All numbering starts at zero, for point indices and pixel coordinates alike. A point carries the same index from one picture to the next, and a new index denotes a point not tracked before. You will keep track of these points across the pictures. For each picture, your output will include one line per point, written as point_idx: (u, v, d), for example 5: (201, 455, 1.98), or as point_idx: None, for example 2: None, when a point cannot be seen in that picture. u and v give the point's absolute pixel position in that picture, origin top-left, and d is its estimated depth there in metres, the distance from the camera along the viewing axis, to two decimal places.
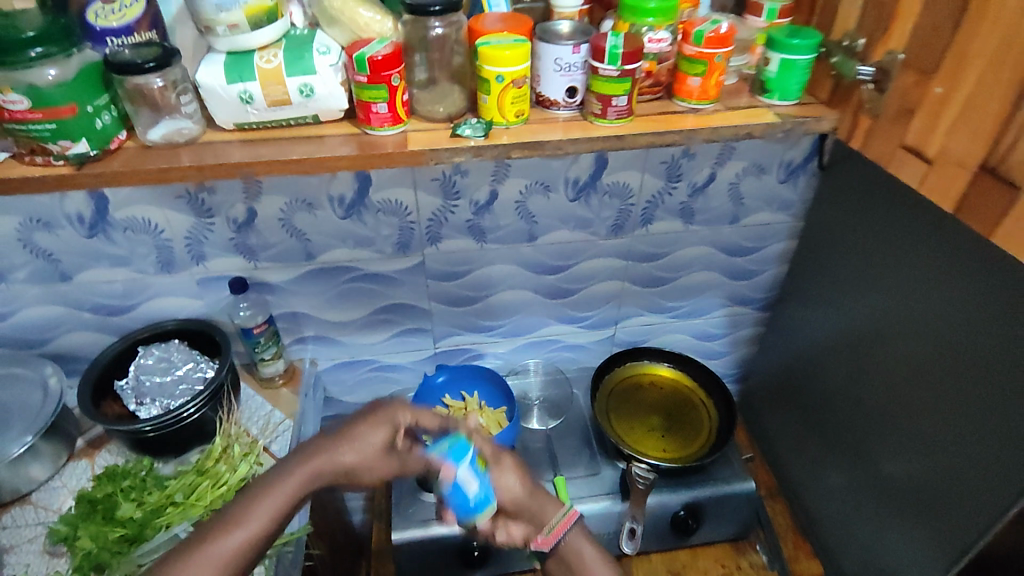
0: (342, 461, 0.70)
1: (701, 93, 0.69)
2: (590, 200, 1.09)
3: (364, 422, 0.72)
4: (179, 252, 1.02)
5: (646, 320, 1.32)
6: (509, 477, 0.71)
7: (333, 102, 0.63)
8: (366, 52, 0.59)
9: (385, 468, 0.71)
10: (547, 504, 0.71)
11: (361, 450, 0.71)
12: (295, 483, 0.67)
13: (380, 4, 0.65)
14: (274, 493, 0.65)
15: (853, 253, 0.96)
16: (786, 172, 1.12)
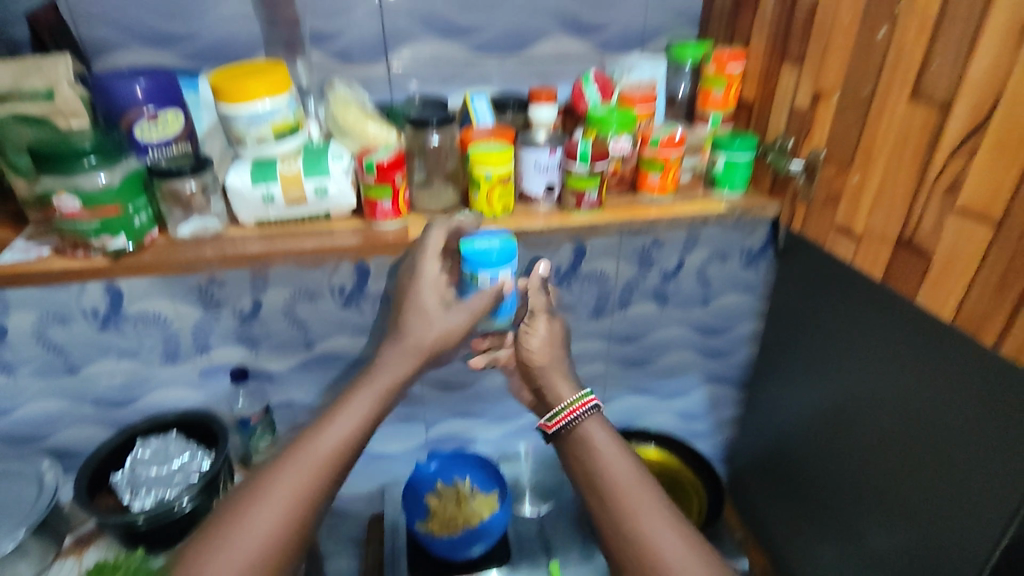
0: (414, 332, 0.69)
1: (660, 187, 0.81)
2: (571, 286, 1.18)
3: (420, 261, 0.70)
4: (185, 343, 1.07)
5: (630, 401, 1.37)
6: (539, 328, 0.81)
7: (344, 199, 0.73)
8: (375, 158, 0.69)
9: (462, 322, 0.69)
10: (560, 386, 0.78)
11: (420, 298, 0.70)
12: (357, 414, 0.64)
13: (385, 121, 0.76)
14: (373, 383, 0.66)
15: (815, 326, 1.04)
16: (748, 258, 1.23)
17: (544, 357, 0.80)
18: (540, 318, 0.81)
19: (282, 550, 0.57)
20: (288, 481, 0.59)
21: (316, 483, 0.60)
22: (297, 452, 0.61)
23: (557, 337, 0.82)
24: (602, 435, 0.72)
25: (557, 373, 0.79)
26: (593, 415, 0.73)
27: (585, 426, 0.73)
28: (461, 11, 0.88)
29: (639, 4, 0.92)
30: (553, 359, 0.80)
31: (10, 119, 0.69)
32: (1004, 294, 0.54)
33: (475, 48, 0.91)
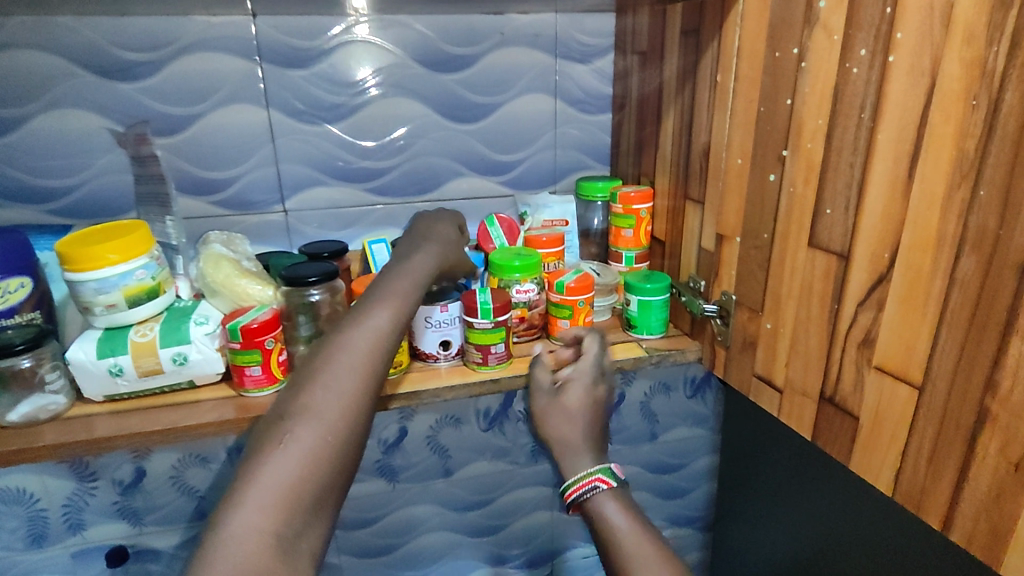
0: (428, 244, 0.68)
1: (574, 333, 0.74)
2: (504, 428, 1.09)
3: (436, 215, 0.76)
4: (54, 523, 0.93)
5: (583, 553, 1.23)
6: (574, 389, 0.67)
7: (215, 363, 0.64)
8: (240, 321, 0.62)
9: (457, 249, 0.73)
10: (579, 456, 0.63)
11: (440, 231, 0.73)
12: (381, 318, 0.55)
13: (265, 277, 0.70)
14: (409, 269, 0.62)
15: (766, 465, 0.96)
16: (692, 387, 1.15)
17: (571, 416, 0.65)
18: (581, 380, 0.67)
19: (332, 472, 0.46)
20: (324, 402, 0.48)
21: (351, 404, 0.49)
22: (324, 371, 0.50)
23: (598, 402, 0.67)
24: (614, 505, 0.59)
25: (582, 438, 0.64)
26: (606, 493, 0.59)
27: (597, 504, 0.59)
28: (363, 157, 0.86)
29: (546, 146, 0.92)
30: (582, 420, 0.65)
31: None
32: (939, 465, 0.46)
33: (379, 191, 0.88)
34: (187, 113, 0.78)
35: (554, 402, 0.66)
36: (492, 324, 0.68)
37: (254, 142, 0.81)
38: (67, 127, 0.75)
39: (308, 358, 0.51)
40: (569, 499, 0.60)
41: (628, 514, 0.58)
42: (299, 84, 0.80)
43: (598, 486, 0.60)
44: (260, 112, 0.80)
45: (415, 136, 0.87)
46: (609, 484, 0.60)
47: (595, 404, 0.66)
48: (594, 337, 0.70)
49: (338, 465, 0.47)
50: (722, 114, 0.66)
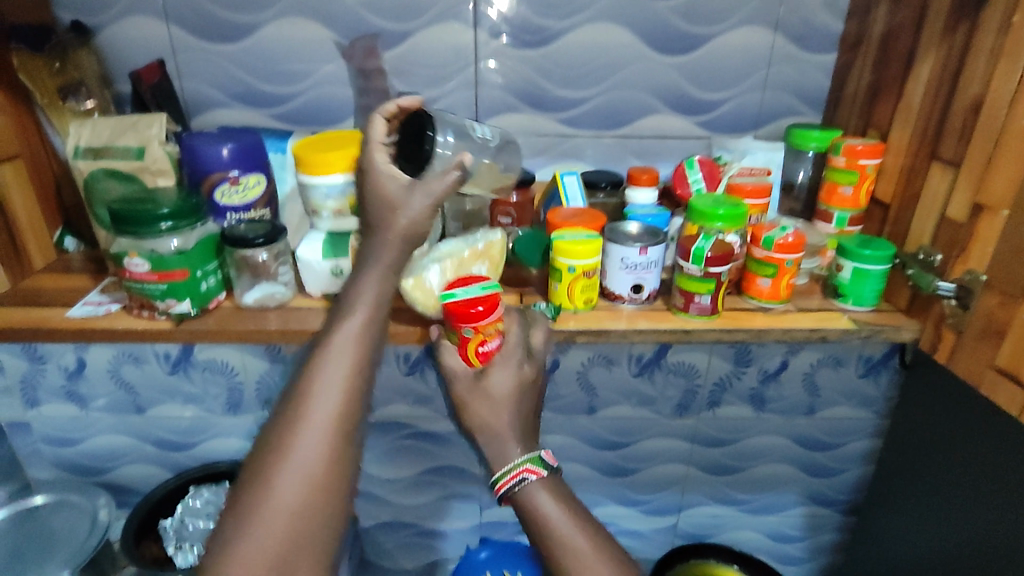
0: (390, 229, 0.61)
1: (771, 293, 0.69)
2: (654, 377, 1.07)
3: (367, 157, 0.64)
4: (249, 395, 1.07)
5: (710, 511, 1.23)
6: (497, 375, 0.63)
7: (420, 269, 0.66)
8: (450, 297, 0.62)
9: (404, 202, 0.62)
10: (505, 444, 0.61)
11: (382, 193, 0.63)
12: (344, 351, 0.53)
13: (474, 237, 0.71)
14: (375, 270, 0.60)
15: (952, 460, 0.88)
16: (866, 367, 1.07)
17: (496, 404, 0.62)
18: (503, 361, 0.63)
19: (317, 533, 0.46)
20: (302, 460, 0.47)
21: (318, 471, 0.47)
22: (293, 427, 0.48)
23: (524, 383, 0.64)
24: (558, 512, 0.56)
25: (509, 427, 0.62)
26: (536, 483, 0.58)
27: (530, 496, 0.58)
28: (561, 84, 0.83)
29: (756, 85, 0.84)
30: (509, 406, 0.63)
31: (100, 174, 0.69)
32: None
33: (572, 123, 0.86)
34: (401, 29, 0.79)
35: (478, 391, 0.63)
36: (703, 274, 0.65)
37: (458, 63, 0.81)
38: (297, 36, 0.79)
39: (276, 414, 0.50)
40: (498, 493, 0.58)
41: (574, 519, 0.56)
42: (509, 4, 0.78)
43: (527, 477, 0.58)
44: (468, 32, 0.80)
45: (616, 66, 0.82)
46: (538, 474, 0.59)
47: (522, 380, 0.63)
48: (512, 315, 0.66)
49: (322, 523, 0.46)
50: (1011, 63, 0.56)
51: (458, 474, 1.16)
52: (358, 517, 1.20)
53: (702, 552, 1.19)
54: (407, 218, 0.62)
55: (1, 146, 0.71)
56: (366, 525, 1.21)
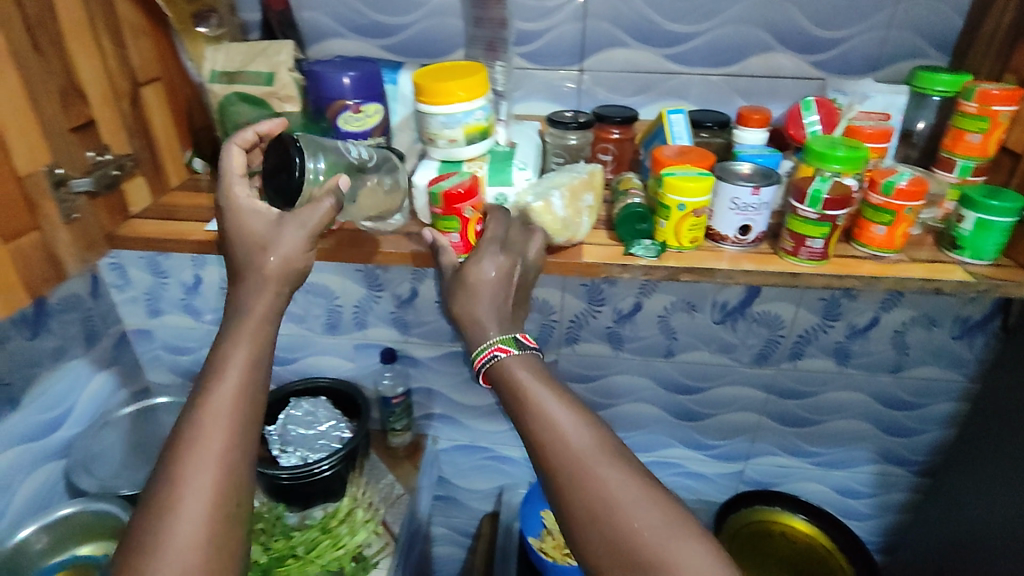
0: (261, 269, 0.60)
1: (884, 241, 0.68)
2: (736, 325, 1.07)
3: (227, 191, 0.63)
4: (345, 317, 1.14)
5: (778, 461, 1.24)
6: (477, 265, 0.65)
7: (546, 193, 0.68)
8: (442, 188, 0.66)
9: (272, 236, 0.61)
10: (480, 328, 0.63)
11: (248, 228, 0.62)
12: (219, 419, 0.54)
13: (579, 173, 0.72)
14: (248, 320, 0.59)
15: None
16: (962, 328, 1.04)
17: (474, 291, 0.64)
18: (480, 254, 0.65)
19: None
20: (180, 542, 0.49)
21: (203, 553, 0.49)
22: (170, 511, 0.50)
23: (503, 273, 0.65)
24: (531, 380, 0.59)
25: (489, 312, 0.64)
26: (510, 357, 0.61)
27: (505, 369, 0.60)
28: (672, 18, 0.81)
29: (882, 23, 0.80)
30: (486, 295, 0.64)
31: (233, 98, 0.73)
32: None
33: (679, 59, 0.84)
34: None
35: (461, 283, 0.64)
36: (819, 217, 0.65)
37: None
38: None
39: (153, 492, 0.52)
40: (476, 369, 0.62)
41: (550, 388, 0.58)
42: None
43: (499, 354, 0.61)
44: None
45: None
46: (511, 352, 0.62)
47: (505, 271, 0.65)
48: (499, 216, 0.68)
49: None
50: None
51: None
52: (437, 438, 1.28)
53: (769, 500, 1.20)
54: (277, 254, 0.60)
55: (145, 69, 0.77)
56: (444, 446, 1.29)
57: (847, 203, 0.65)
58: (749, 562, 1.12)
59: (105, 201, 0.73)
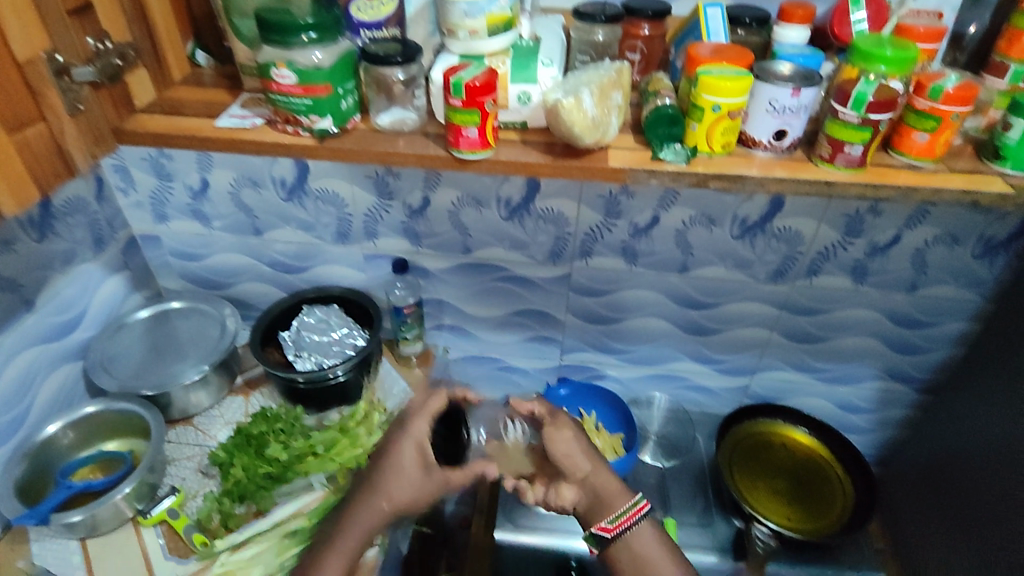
0: (383, 494, 0.84)
1: (924, 150, 0.66)
2: (755, 241, 1.06)
3: (410, 424, 0.85)
4: (356, 226, 1.12)
5: (784, 376, 1.26)
6: (557, 436, 0.85)
7: (576, 90, 0.65)
8: (463, 78, 0.62)
9: (417, 490, 0.83)
10: (616, 499, 0.83)
11: (400, 458, 0.84)
12: (347, 545, 0.84)
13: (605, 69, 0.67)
14: (371, 500, 0.85)
15: None
16: (984, 247, 1.03)
17: (572, 453, 0.85)
18: (559, 425, 0.87)
19: None
20: None
21: None
22: None
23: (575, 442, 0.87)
24: (657, 548, 0.82)
25: (601, 489, 0.84)
26: (645, 523, 0.83)
27: (637, 534, 0.83)
28: None
29: None
30: (579, 448, 0.86)
31: None
32: None
33: None
34: None
35: (552, 441, 0.85)
36: (861, 121, 0.62)
37: None
38: None
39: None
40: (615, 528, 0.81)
41: (665, 546, 0.83)
42: None
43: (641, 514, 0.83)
44: None
45: None
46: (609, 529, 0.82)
47: (580, 442, 0.87)
48: (561, 430, 0.86)
49: None
50: None
51: (544, 319, 1.23)
52: (448, 349, 1.30)
53: (771, 413, 1.23)
54: (411, 487, 0.83)
55: None
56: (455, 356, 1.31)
57: (891, 107, 0.62)
58: (749, 469, 1.17)
59: (108, 93, 0.70)
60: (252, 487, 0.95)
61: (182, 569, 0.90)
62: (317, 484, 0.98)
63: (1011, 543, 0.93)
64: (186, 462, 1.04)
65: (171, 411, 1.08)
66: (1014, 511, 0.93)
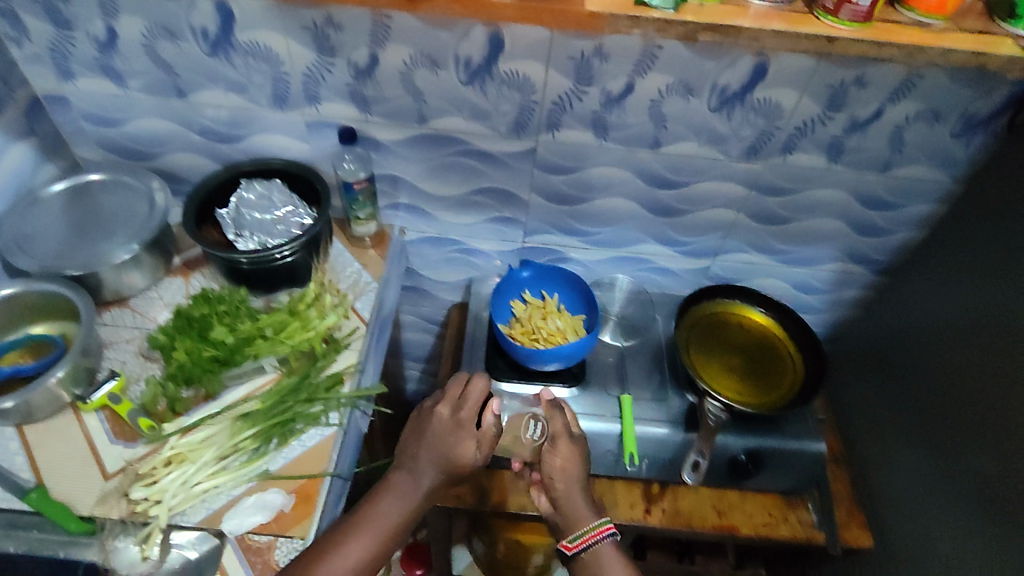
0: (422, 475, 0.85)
1: (935, 6, 0.67)
2: (732, 113, 0.99)
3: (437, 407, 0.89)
4: (295, 89, 1.00)
5: (746, 259, 1.26)
6: (557, 454, 0.94)
7: None
8: None
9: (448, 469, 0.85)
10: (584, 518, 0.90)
11: (439, 441, 0.86)
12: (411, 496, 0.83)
13: None
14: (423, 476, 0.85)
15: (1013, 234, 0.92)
16: (964, 125, 0.99)
17: (569, 470, 0.93)
18: (562, 435, 0.96)
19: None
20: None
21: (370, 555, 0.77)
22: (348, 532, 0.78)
23: (574, 453, 0.94)
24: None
25: (581, 506, 0.92)
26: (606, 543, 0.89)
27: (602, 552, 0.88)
28: None
29: None
30: (574, 462, 0.94)
31: None
32: None
33: None
34: None
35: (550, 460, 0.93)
36: None
37: None
38: None
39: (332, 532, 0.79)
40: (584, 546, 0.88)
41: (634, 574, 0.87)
42: None
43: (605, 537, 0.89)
44: None
45: None
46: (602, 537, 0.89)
47: (573, 454, 0.94)
48: (566, 443, 0.95)
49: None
50: None
51: (505, 197, 1.15)
52: (404, 229, 1.23)
53: (730, 293, 1.24)
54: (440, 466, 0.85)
55: None
56: (411, 237, 1.24)
57: None
58: (706, 347, 1.19)
59: None
60: (199, 370, 0.89)
61: (130, 452, 0.85)
62: (269, 366, 0.95)
63: (951, 418, 1.00)
64: (125, 345, 0.97)
65: (102, 293, 1.00)
66: (942, 378, 1.03)
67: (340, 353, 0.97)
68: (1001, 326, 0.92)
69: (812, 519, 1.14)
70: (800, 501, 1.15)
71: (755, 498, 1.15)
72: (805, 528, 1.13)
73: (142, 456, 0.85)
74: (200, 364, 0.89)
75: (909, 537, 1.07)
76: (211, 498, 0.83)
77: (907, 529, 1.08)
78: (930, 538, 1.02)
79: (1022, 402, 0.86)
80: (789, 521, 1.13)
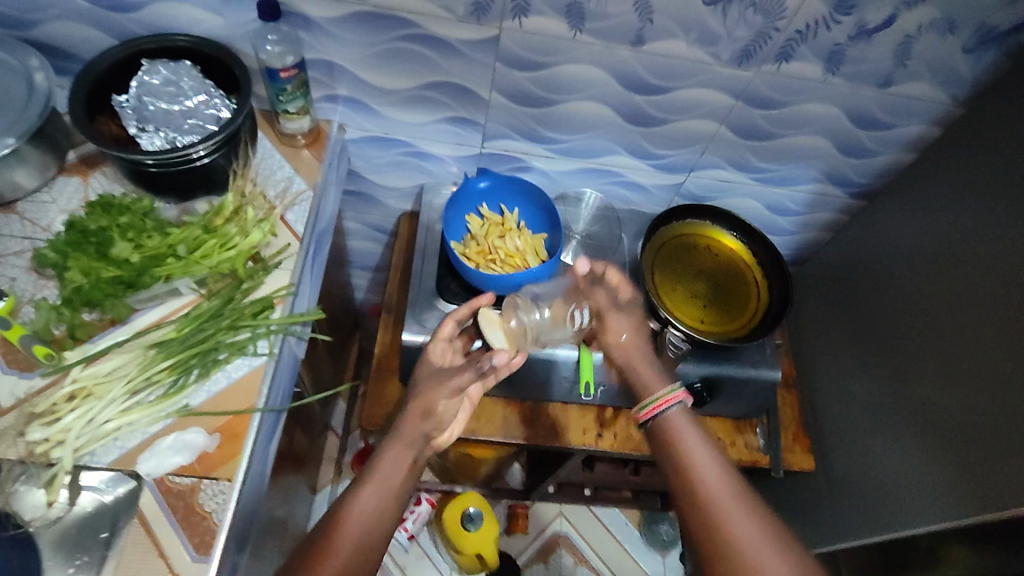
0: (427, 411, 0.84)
1: None
2: (729, 9, 0.85)
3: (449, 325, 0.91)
4: None
5: (721, 176, 1.16)
6: (615, 327, 0.92)
7: None
8: None
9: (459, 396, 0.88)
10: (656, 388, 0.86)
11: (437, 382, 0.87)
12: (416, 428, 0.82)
13: None
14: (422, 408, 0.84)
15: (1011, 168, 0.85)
16: (978, 38, 0.88)
17: (632, 339, 0.91)
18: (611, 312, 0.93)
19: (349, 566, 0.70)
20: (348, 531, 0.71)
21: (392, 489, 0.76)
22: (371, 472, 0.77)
23: (635, 327, 0.93)
24: (699, 443, 0.77)
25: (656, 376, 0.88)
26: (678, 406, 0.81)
27: (672, 416, 0.80)
28: None
29: None
30: (634, 332, 0.92)
31: None
32: None
33: None
34: None
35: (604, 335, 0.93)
36: None
37: None
38: None
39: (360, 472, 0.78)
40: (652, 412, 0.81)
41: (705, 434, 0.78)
42: None
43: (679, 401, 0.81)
44: None
45: None
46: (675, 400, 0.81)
47: (634, 328, 0.93)
48: (619, 318, 0.93)
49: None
50: None
51: (463, 95, 1.01)
52: (346, 127, 1.08)
53: (701, 215, 1.17)
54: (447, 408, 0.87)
55: None
56: (354, 136, 1.09)
57: None
58: (671, 270, 1.12)
59: None
60: (100, 294, 0.77)
61: (26, 385, 0.75)
62: (185, 289, 0.82)
63: (911, 350, 0.98)
64: (15, 259, 0.84)
65: None
66: (904, 311, 1.00)
67: (270, 275, 0.86)
68: (977, 264, 0.88)
69: (757, 443, 1.16)
70: (748, 425, 1.17)
71: (706, 421, 1.17)
72: (751, 452, 1.15)
73: (41, 389, 0.76)
74: (101, 287, 0.76)
75: (853, 460, 1.10)
76: (124, 436, 0.75)
77: (851, 453, 1.11)
78: (874, 463, 1.04)
79: (981, 342, 0.85)
80: (736, 445, 1.15)
